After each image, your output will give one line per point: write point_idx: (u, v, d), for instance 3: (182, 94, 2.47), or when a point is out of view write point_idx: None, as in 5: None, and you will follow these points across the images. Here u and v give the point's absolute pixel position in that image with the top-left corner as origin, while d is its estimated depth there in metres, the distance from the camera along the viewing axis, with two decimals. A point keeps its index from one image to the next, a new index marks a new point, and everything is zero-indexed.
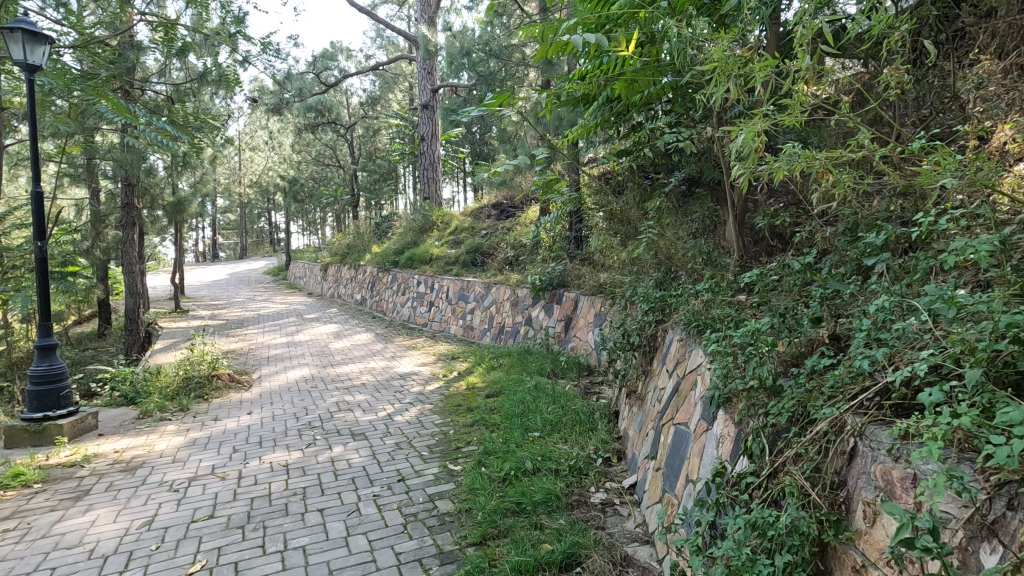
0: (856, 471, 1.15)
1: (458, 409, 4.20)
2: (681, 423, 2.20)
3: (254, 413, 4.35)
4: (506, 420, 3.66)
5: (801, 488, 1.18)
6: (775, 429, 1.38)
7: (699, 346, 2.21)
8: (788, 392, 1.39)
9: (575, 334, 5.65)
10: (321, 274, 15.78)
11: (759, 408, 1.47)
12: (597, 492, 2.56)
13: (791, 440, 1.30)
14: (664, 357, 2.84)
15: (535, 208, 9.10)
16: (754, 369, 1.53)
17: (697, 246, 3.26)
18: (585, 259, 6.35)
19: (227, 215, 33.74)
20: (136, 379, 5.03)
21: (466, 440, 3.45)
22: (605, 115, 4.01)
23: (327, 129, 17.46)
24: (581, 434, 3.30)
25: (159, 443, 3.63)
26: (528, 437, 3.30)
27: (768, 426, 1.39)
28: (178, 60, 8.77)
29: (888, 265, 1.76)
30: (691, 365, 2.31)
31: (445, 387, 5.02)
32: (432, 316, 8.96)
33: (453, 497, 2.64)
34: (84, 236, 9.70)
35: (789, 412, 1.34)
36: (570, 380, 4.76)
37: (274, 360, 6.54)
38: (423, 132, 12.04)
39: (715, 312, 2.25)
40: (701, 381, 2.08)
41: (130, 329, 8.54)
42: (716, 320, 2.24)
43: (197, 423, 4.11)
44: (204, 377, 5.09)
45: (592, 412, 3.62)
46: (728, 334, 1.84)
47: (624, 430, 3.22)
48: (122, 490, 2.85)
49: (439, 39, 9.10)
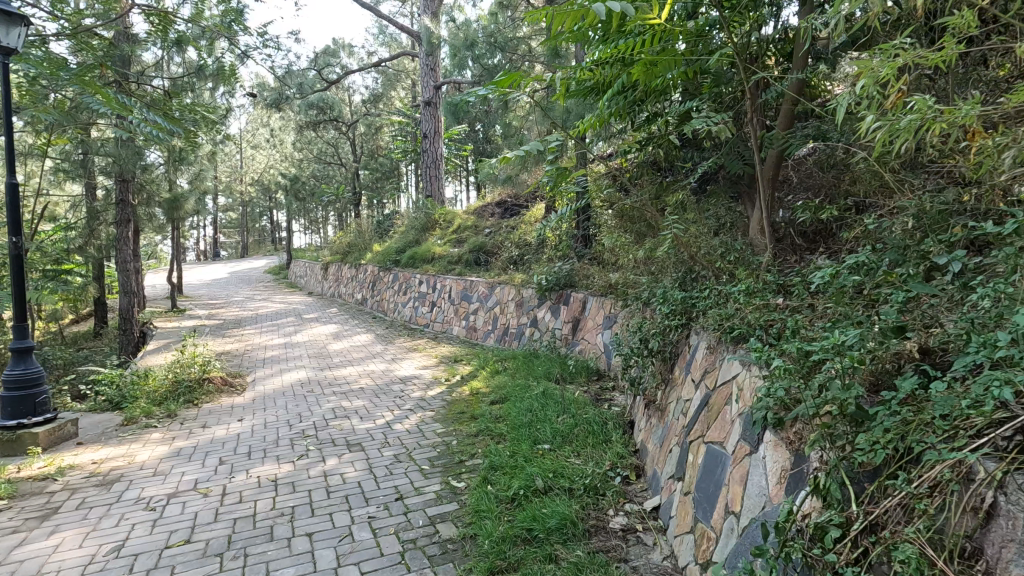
0: (998, 539, 0.92)
1: (461, 417, 3.95)
2: (715, 442, 1.95)
3: (245, 419, 4.11)
4: (513, 430, 3.41)
5: (923, 557, 0.96)
6: (864, 469, 1.16)
7: (735, 356, 1.97)
8: (878, 423, 1.17)
9: (583, 337, 5.40)
10: (321, 274, 15.55)
11: (837, 440, 1.23)
12: (616, 516, 2.31)
13: (893, 487, 1.07)
14: (688, 366, 2.59)
15: (540, 206, 8.84)
16: (827, 391, 1.29)
17: (723, 243, 3.02)
18: (593, 258, 6.09)
19: (229, 214, 33.60)
20: (123, 382, 4.80)
21: (470, 452, 3.20)
22: (621, 104, 3.76)
23: (328, 127, 17.23)
24: (594, 446, 3.05)
25: (141, 454, 3.39)
26: (537, 450, 3.05)
27: (852, 464, 1.16)
28: (176, 53, 8.56)
29: (964, 265, 1.52)
30: (725, 377, 2.07)
31: (447, 392, 4.78)
32: (434, 316, 8.70)
33: (457, 520, 2.39)
34: (78, 233, 9.47)
35: (887, 449, 1.12)
36: (579, 386, 4.52)
37: (269, 362, 6.30)
38: (427, 129, 11.81)
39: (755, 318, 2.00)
40: (740, 396, 1.83)
41: (124, 329, 8.32)
42: (757, 327, 1.99)
43: (184, 431, 3.86)
44: (195, 381, 4.85)
45: (605, 422, 3.36)
46: (782, 348, 1.62)
47: (641, 443, 2.97)
48: (94, 509, 2.60)
49: (442, 32, 8.85)
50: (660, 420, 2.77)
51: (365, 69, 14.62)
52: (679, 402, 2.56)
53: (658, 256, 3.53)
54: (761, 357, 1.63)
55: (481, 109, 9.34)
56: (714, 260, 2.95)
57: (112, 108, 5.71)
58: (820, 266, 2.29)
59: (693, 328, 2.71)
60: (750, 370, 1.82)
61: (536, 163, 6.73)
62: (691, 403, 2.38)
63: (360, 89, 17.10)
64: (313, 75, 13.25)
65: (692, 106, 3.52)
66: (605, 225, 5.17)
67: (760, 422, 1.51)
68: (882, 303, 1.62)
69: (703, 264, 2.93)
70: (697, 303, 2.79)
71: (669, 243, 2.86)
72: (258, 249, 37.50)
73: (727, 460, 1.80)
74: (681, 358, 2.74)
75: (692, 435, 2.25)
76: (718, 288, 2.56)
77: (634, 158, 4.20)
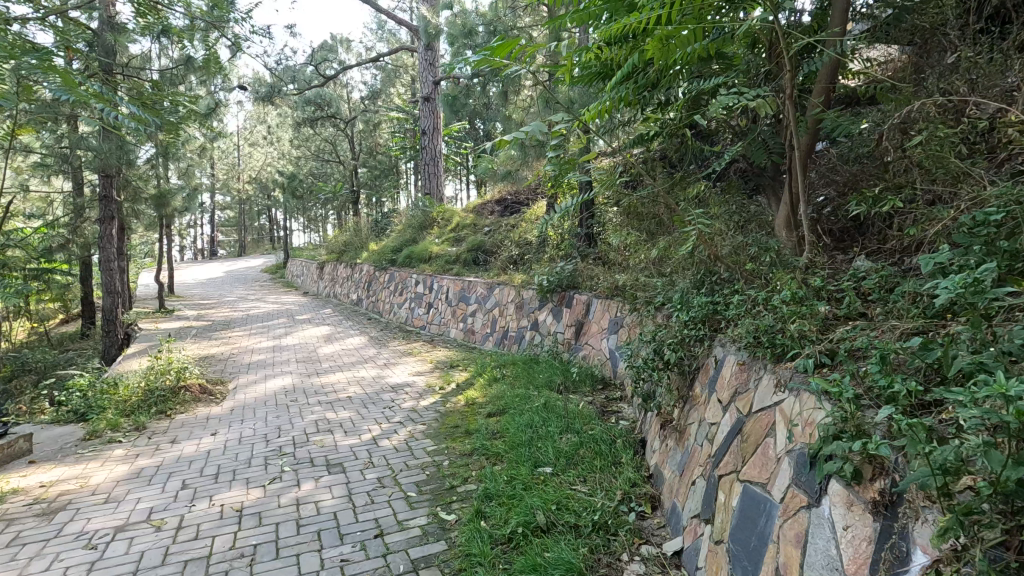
0: None
1: (455, 432, 3.61)
2: (754, 483, 1.61)
3: (220, 433, 3.76)
4: (512, 450, 3.07)
5: None
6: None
7: (782, 380, 1.62)
8: None
9: (587, 342, 5.06)
10: (317, 273, 15.22)
11: (979, 526, 0.87)
12: (632, 564, 1.97)
13: None
14: (713, 385, 2.26)
15: (541, 204, 8.48)
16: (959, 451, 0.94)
17: (750, 241, 2.67)
18: (598, 258, 5.74)
19: (227, 212, 33.30)
20: (92, 391, 4.47)
21: (464, 476, 2.85)
22: (631, 88, 3.40)
23: (326, 124, 16.89)
24: (603, 470, 2.71)
25: (97, 475, 3.04)
26: (538, 475, 2.70)
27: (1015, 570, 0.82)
28: (163, 42, 8.21)
29: None
30: (764, 403, 1.73)
31: (441, 402, 4.44)
32: (430, 318, 8.36)
33: (443, 566, 2.06)
34: (62, 230, 9.10)
35: None
36: (584, 396, 4.18)
37: (255, 367, 5.94)
38: (425, 126, 11.47)
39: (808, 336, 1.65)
40: (789, 429, 1.50)
41: (107, 330, 7.97)
42: (811, 345, 1.64)
43: (150, 447, 3.51)
44: (170, 390, 4.52)
45: (614, 440, 3.02)
46: (866, 380, 1.27)
47: (656, 468, 2.63)
48: (27, 546, 2.27)
49: (439, 21, 8.49)
50: (679, 443, 2.44)
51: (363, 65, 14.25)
52: (702, 425, 2.23)
53: (673, 256, 3.18)
54: (836, 390, 1.27)
55: (481, 103, 8.98)
56: (743, 260, 2.59)
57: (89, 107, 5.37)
58: (874, 271, 1.94)
59: (719, 337, 2.37)
60: (802, 400, 1.48)
61: (538, 157, 6.37)
62: (718, 428, 2.04)
63: (358, 85, 16.71)
64: (310, 70, 12.90)
65: (719, 79, 3.13)
66: (613, 221, 4.83)
67: (837, 478, 1.16)
68: (996, 320, 1.28)
69: (728, 264, 2.57)
70: (726, 308, 2.44)
71: (692, 242, 2.50)
72: (255, 248, 37.09)
73: (774, 509, 1.45)
74: (703, 374, 2.41)
75: (720, 468, 1.90)
76: (750, 294, 2.21)
77: (645, 150, 3.86)
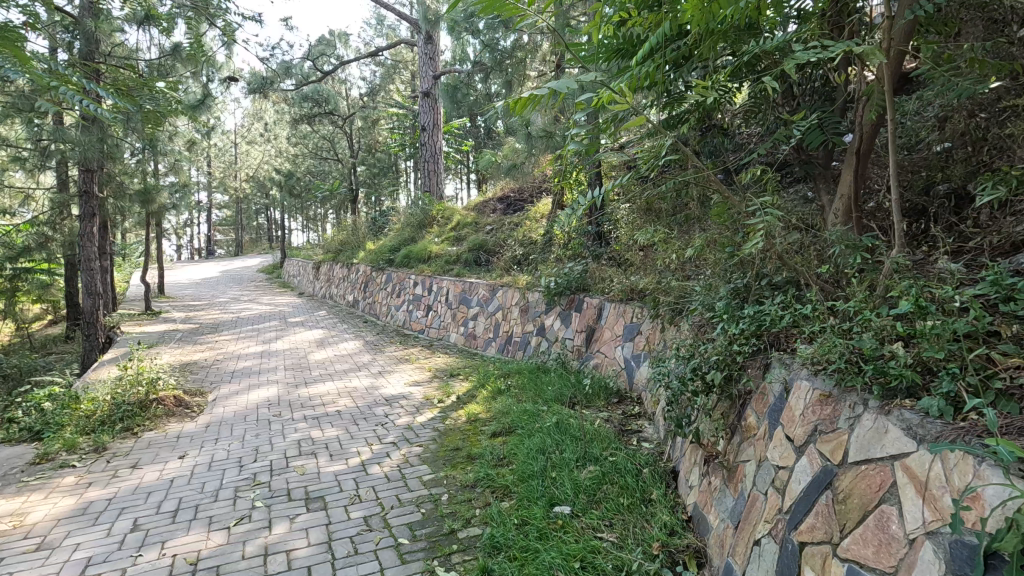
0: None
1: (455, 456, 3.17)
2: (868, 568, 1.18)
3: (189, 455, 3.32)
4: (521, 482, 2.65)
5: None
6: None
7: (914, 431, 1.18)
8: None
9: (599, 350, 4.62)
10: (313, 274, 14.75)
11: None
12: None
13: None
14: (776, 417, 1.82)
15: (547, 202, 8.04)
16: None
17: (809, 240, 2.23)
18: (611, 258, 5.30)
19: (224, 211, 32.83)
20: (52, 405, 4.02)
21: (465, 517, 2.42)
22: (658, 63, 2.90)
23: (324, 121, 16.42)
24: (632, 511, 2.30)
25: (36, 512, 2.60)
26: (554, 519, 2.28)
27: None
28: (146, 29, 7.73)
29: None
30: (868, 452, 1.31)
31: (439, 417, 4.01)
32: (429, 321, 7.93)
33: None
34: (42, 228, 8.65)
35: None
36: (599, 411, 3.77)
37: (239, 375, 5.50)
38: (425, 121, 11.02)
39: (947, 373, 1.24)
40: (930, 501, 1.07)
41: (87, 334, 7.53)
42: (954, 381, 1.23)
43: (106, 473, 3.08)
44: (139, 404, 4.09)
45: (641, 470, 2.60)
46: None
47: (697, 510, 2.19)
48: None
49: (442, 8, 8.01)
50: (729, 483, 2.01)
51: (361, 60, 13.81)
52: (763, 468, 1.80)
53: (710, 257, 2.76)
54: None
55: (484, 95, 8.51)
56: (809, 261, 2.14)
57: (73, 98, 5.00)
58: (996, 278, 1.52)
59: (781, 355, 1.94)
60: (950, 464, 1.06)
61: (545, 149, 5.92)
62: (790, 473, 1.61)
63: (357, 81, 16.27)
64: (306, 64, 12.43)
65: (784, 36, 2.57)
66: (630, 218, 4.40)
67: None
68: None
69: (788, 267, 2.12)
70: (790, 321, 2.00)
71: (747, 241, 2.06)
72: (252, 248, 36.60)
73: None
74: (760, 401, 1.97)
75: (800, 530, 1.47)
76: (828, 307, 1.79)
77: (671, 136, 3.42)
